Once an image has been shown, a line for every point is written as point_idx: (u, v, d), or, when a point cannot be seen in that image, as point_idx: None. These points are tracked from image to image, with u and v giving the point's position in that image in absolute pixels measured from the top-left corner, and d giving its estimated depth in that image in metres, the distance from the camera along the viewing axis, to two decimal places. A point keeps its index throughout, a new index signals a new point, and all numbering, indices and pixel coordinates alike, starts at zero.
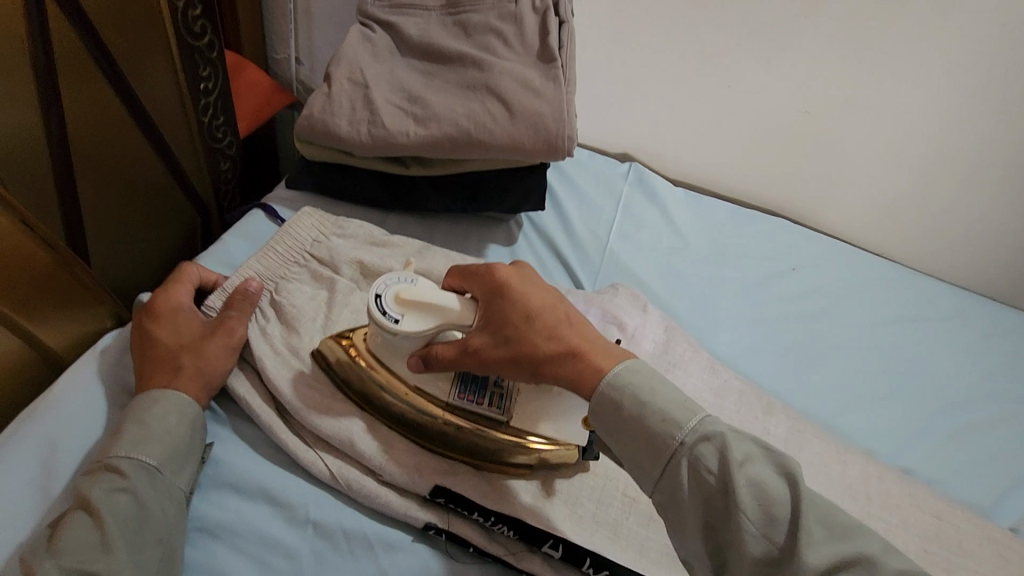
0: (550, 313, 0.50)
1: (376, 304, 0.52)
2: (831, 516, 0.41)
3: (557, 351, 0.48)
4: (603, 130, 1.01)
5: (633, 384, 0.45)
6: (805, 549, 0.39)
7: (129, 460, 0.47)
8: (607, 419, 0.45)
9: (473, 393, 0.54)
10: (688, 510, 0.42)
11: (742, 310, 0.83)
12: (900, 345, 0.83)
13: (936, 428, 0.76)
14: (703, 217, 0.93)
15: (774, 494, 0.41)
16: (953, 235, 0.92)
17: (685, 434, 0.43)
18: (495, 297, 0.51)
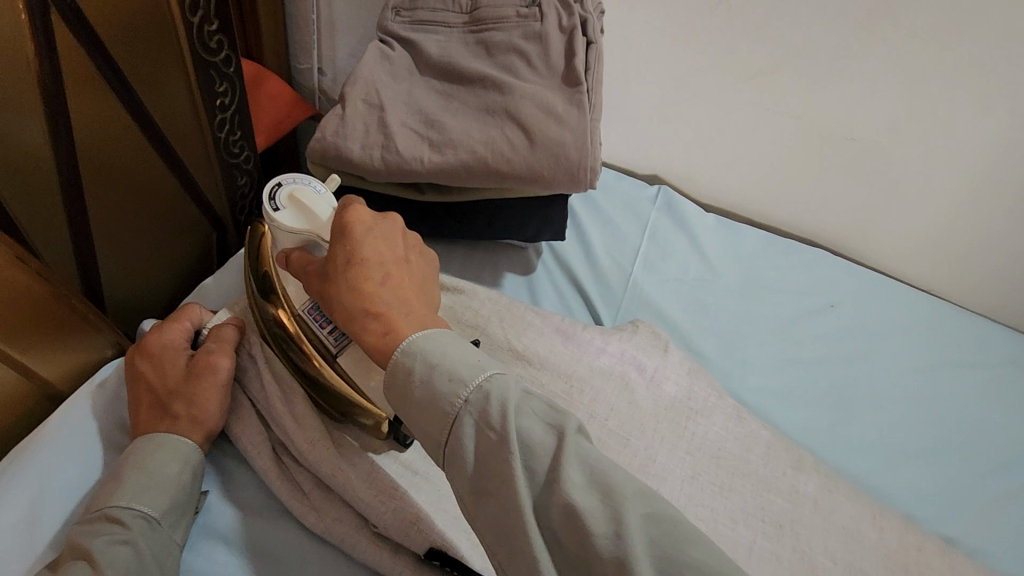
0: (367, 271, 0.49)
1: (273, 190, 0.57)
2: (600, 466, 0.39)
3: (357, 308, 0.47)
4: (631, 150, 0.96)
5: (420, 350, 0.44)
6: (566, 491, 0.38)
7: (131, 509, 0.45)
8: (399, 381, 0.44)
9: (322, 317, 0.55)
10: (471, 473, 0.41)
11: (774, 350, 0.78)
12: (946, 395, 0.77)
13: (982, 491, 0.69)
14: (734, 247, 0.88)
15: (536, 446, 0.40)
16: (1009, 273, 0.85)
17: (467, 394, 0.42)
18: (339, 237, 0.50)
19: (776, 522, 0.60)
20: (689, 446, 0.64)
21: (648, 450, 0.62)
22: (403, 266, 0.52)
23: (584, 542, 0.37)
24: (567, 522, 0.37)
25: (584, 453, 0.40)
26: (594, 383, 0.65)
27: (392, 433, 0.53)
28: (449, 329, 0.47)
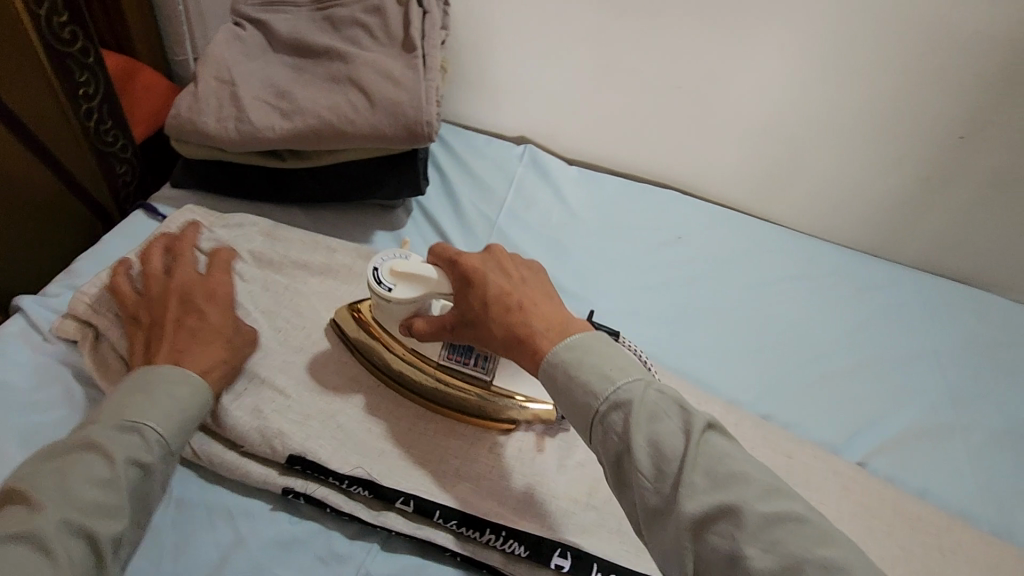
0: (500, 303, 0.52)
1: (375, 274, 0.60)
2: (724, 469, 0.43)
3: (511, 340, 0.52)
4: (499, 115, 1.04)
5: (564, 361, 0.48)
6: (686, 500, 0.42)
7: (148, 421, 0.49)
8: (551, 390, 0.50)
9: (462, 355, 0.61)
10: (607, 468, 0.46)
11: (627, 277, 0.88)
12: (776, 302, 0.89)
13: (802, 377, 0.81)
14: (592, 193, 0.97)
15: (669, 450, 0.43)
16: (832, 197, 0.98)
17: (600, 403, 0.46)
18: (466, 285, 0.54)
19: None
20: None
21: None
22: (526, 285, 0.54)
23: (707, 542, 0.42)
24: (687, 526, 0.42)
25: (715, 457, 0.44)
26: None
27: (557, 417, 0.61)
28: (594, 331, 0.50)
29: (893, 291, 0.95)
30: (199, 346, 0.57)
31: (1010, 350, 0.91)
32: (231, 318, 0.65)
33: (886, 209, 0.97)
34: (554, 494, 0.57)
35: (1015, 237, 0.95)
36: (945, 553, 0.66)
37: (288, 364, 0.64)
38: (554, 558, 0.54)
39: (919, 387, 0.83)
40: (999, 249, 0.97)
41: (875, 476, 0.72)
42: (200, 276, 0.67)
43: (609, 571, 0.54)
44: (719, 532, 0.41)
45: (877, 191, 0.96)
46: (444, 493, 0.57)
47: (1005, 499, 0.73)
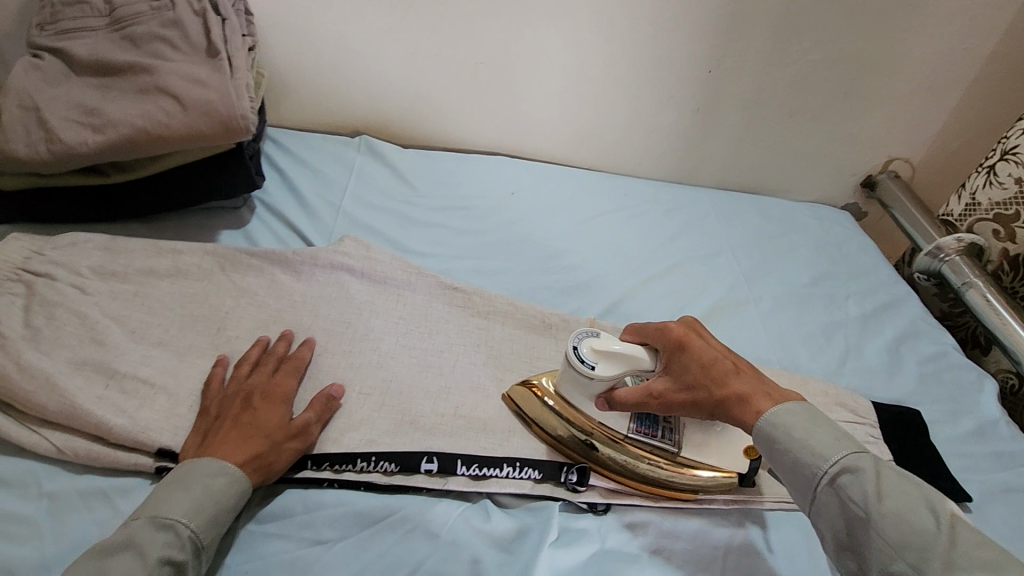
0: (722, 370, 0.60)
1: (577, 354, 0.64)
2: (977, 552, 0.46)
3: (733, 399, 0.59)
4: (332, 114, 1.11)
5: (783, 424, 0.56)
6: (943, 574, 0.46)
7: (179, 517, 0.52)
8: (765, 450, 0.57)
9: (647, 426, 0.66)
10: (838, 532, 0.52)
11: (469, 233, 0.98)
12: (599, 230, 1.04)
13: (627, 284, 0.95)
14: (430, 168, 1.08)
15: (911, 522, 0.48)
16: (632, 138, 1.15)
17: (829, 466, 0.53)
18: (684, 354, 0.61)
19: (472, 344, 0.78)
20: (401, 312, 0.80)
21: (366, 324, 0.77)
22: (738, 364, 0.61)
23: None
24: None
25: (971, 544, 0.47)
26: (314, 291, 0.79)
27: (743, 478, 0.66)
28: (811, 403, 0.58)
29: (695, 207, 1.14)
30: (228, 438, 0.59)
31: (788, 236, 1.13)
32: (80, 327, 0.67)
33: (677, 140, 1.16)
34: (422, 413, 0.69)
35: (778, 147, 1.18)
36: None
37: (147, 356, 0.67)
38: (422, 465, 0.64)
39: (721, 276, 1.01)
40: (766, 160, 1.20)
41: None
42: (37, 292, 0.68)
43: (471, 462, 0.64)
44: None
45: (665, 127, 1.14)
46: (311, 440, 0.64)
47: (791, 344, 0.92)
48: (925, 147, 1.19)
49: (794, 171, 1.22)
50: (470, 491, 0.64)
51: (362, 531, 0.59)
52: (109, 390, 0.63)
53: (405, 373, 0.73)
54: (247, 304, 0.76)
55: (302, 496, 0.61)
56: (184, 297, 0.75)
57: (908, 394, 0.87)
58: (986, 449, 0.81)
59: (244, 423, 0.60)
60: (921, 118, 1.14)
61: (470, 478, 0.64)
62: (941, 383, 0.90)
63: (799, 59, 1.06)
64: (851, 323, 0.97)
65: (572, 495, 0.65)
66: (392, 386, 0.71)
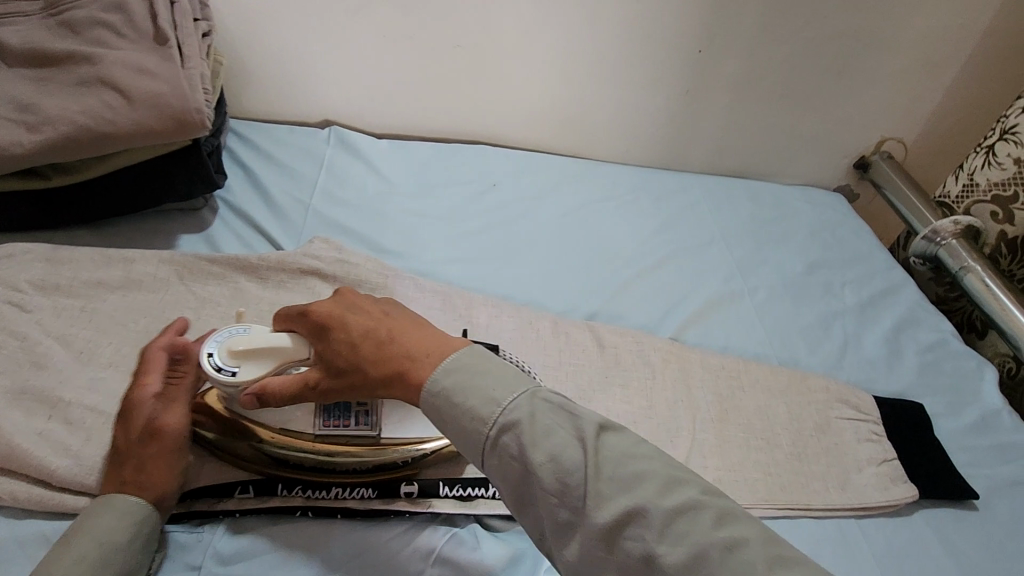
0: (376, 341, 0.53)
1: (209, 360, 0.56)
2: (631, 467, 0.44)
3: (392, 373, 0.51)
4: (299, 103, 1.04)
5: (444, 389, 0.48)
6: (600, 506, 0.42)
7: (57, 572, 0.46)
8: (433, 419, 0.49)
9: (339, 416, 0.58)
10: (507, 491, 0.45)
11: (447, 229, 0.92)
12: (585, 222, 0.99)
13: (617, 278, 0.91)
14: (407, 161, 1.02)
15: (565, 462, 0.43)
16: (617, 122, 1.10)
17: (490, 427, 0.46)
18: (324, 332, 0.54)
19: None
20: None
21: None
22: (392, 334, 0.54)
23: (620, 545, 0.41)
24: (597, 537, 0.41)
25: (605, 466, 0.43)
26: (282, 299, 0.74)
27: None
28: (477, 350, 0.50)
29: (686, 195, 1.09)
30: (112, 467, 0.53)
31: (781, 223, 1.09)
32: (20, 351, 0.61)
33: (665, 124, 1.11)
34: None
35: (769, 129, 1.14)
36: (746, 389, 0.78)
37: (96, 380, 0.61)
38: (402, 487, 0.58)
39: (714, 267, 0.96)
40: (757, 143, 1.16)
41: (687, 346, 0.82)
42: None
43: (454, 482, 0.59)
44: (631, 536, 0.41)
45: (652, 111, 1.09)
46: None
47: (789, 337, 0.88)
48: (920, 126, 1.15)
49: (786, 153, 1.18)
50: (457, 514, 0.59)
51: (340, 569, 0.54)
52: (53, 422, 0.57)
53: None
54: (209, 316, 0.70)
55: (274, 531, 0.56)
56: (137, 310, 0.68)
57: (908, 385, 0.84)
58: (989, 443, 0.79)
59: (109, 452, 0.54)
60: (916, 96, 1.11)
61: (456, 500, 0.59)
62: (941, 373, 0.87)
63: (792, 36, 1.01)
64: (848, 312, 0.94)
65: None
66: None
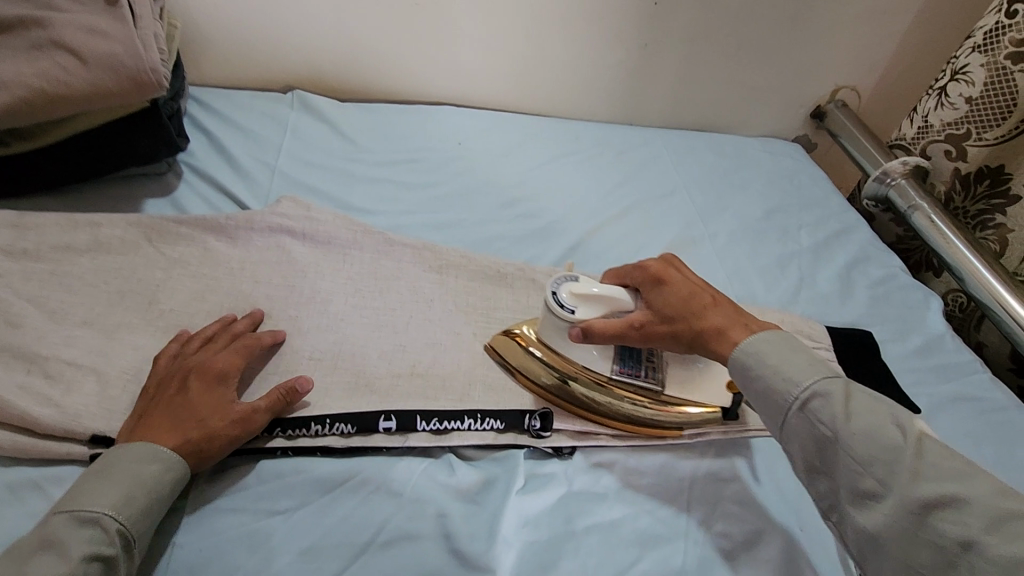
0: (702, 300, 0.59)
1: (555, 298, 0.62)
2: (930, 467, 0.46)
3: (708, 331, 0.58)
4: (260, 68, 1.03)
5: (758, 351, 0.55)
6: (907, 486, 0.45)
7: (104, 509, 0.48)
8: (738, 378, 0.56)
9: (631, 365, 0.65)
10: (807, 456, 0.51)
11: (415, 187, 0.94)
12: (551, 176, 1.01)
13: (583, 227, 0.93)
14: (372, 123, 1.02)
15: (887, 439, 0.47)
16: (579, 78, 1.12)
17: (800, 392, 0.52)
18: (658, 287, 0.61)
19: (427, 299, 0.76)
20: (349, 272, 0.76)
21: (312, 287, 0.73)
22: (715, 297, 0.60)
23: (930, 528, 0.44)
24: (912, 509, 0.44)
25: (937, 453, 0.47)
26: (254, 257, 0.75)
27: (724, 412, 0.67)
28: (784, 333, 0.56)
29: (648, 148, 1.12)
30: (162, 412, 0.56)
31: (741, 172, 1.12)
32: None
33: (626, 78, 1.13)
34: (377, 374, 0.67)
35: (728, 80, 1.16)
36: None
37: (70, 338, 0.62)
38: (380, 423, 0.62)
39: (677, 215, 0.99)
40: (716, 95, 1.18)
41: None
42: None
43: (431, 417, 0.63)
44: (946, 520, 0.43)
45: (613, 65, 1.11)
46: None
47: (748, 277, 0.92)
48: (871, 74, 1.19)
49: (746, 105, 1.21)
50: (433, 447, 0.63)
51: (320, 498, 0.57)
52: (30, 377, 0.58)
53: (356, 334, 0.70)
54: (181, 274, 0.71)
55: (254, 469, 0.58)
56: (108, 272, 0.69)
57: (859, 317, 0.89)
58: (932, 364, 0.84)
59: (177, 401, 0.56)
60: (867, 44, 1.14)
61: (433, 433, 0.63)
62: (889, 304, 0.92)
63: None
64: (803, 253, 0.98)
65: (536, 441, 0.64)
66: (342, 349, 0.68)
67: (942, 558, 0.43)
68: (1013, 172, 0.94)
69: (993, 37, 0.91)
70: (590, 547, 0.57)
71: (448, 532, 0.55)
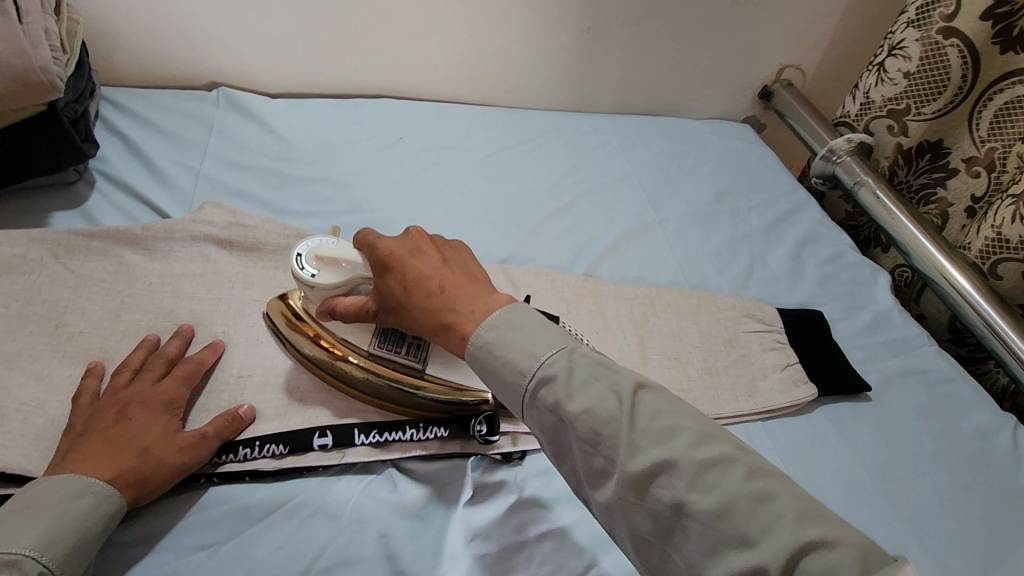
0: (421, 287, 0.55)
1: (298, 261, 0.62)
2: (653, 425, 0.45)
3: (436, 324, 0.54)
4: (180, 65, 0.97)
5: (488, 341, 0.51)
6: (627, 458, 0.44)
7: (27, 549, 0.43)
8: (478, 371, 0.52)
9: (392, 342, 0.62)
10: (546, 439, 0.49)
11: (352, 186, 0.89)
12: (496, 168, 0.98)
13: (531, 220, 0.91)
14: (305, 119, 0.97)
15: (604, 417, 0.45)
16: (522, 65, 1.08)
17: (529, 381, 0.48)
18: (384, 272, 0.57)
19: None
20: (281, 280, 0.72)
21: (240, 298, 0.69)
22: (446, 265, 0.57)
23: (651, 495, 0.43)
24: (630, 484, 0.43)
25: (656, 403, 0.46)
26: (175, 268, 0.70)
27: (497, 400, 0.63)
28: (526, 309, 0.52)
29: (597, 135, 1.10)
30: (96, 445, 0.51)
31: (690, 156, 1.11)
32: None
33: (571, 64, 1.10)
34: (312, 388, 0.63)
35: (674, 63, 1.15)
36: (659, 314, 0.80)
37: None
38: (315, 441, 0.58)
39: (626, 203, 0.98)
40: (662, 79, 1.17)
41: (601, 280, 0.84)
42: None
43: (369, 429, 0.60)
44: (660, 485, 0.42)
45: (557, 51, 1.07)
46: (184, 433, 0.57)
47: (699, 262, 0.91)
48: (814, 52, 1.19)
49: (694, 87, 1.20)
50: (373, 462, 0.59)
51: (251, 529, 0.53)
52: None
53: (290, 346, 0.66)
54: (92, 292, 0.66)
55: (175, 502, 0.54)
56: (7, 294, 0.63)
57: (809, 296, 0.89)
58: (880, 340, 0.85)
59: (112, 431, 0.52)
60: (808, 22, 1.14)
61: (372, 447, 0.59)
62: (838, 282, 0.93)
63: None
64: (753, 235, 0.98)
65: (485, 448, 0.61)
66: (275, 363, 0.64)
67: (660, 523, 0.43)
68: (951, 145, 0.94)
69: (925, 13, 0.92)
70: (542, 556, 0.55)
71: (390, 553, 0.52)
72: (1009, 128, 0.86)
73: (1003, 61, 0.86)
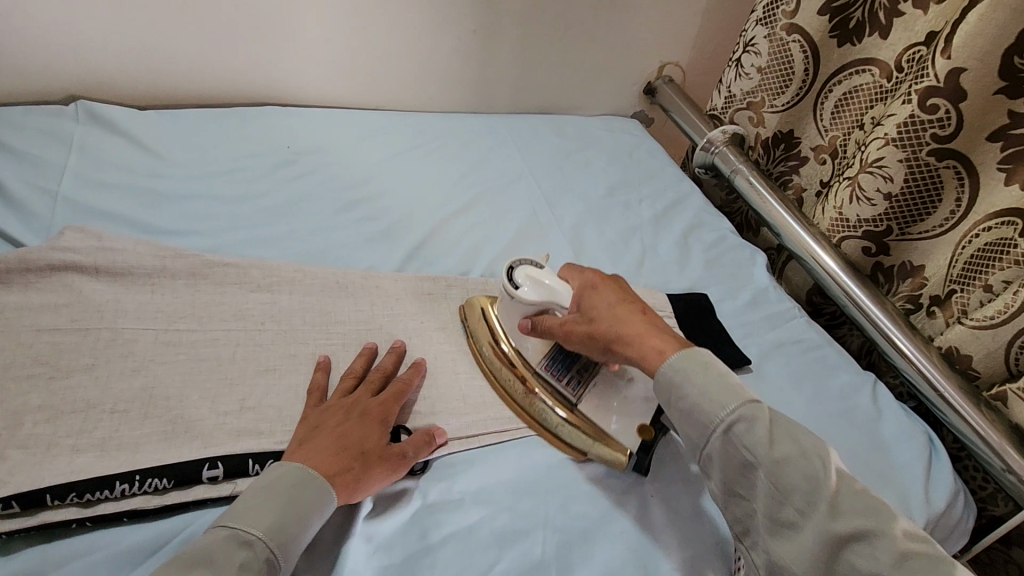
0: (622, 313, 0.64)
1: (512, 274, 0.69)
2: (847, 497, 0.49)
3: (639, 340, 0.62)
4: (29, 76, 0.88)
5: (683, 376, 0.58)
6: (828, 519, 0.48)
7: (259, 531, 0.49)
8: (664, 399, 0.59)
9: (559, 369, 0.69)
10: (727, 477, 0.54)
11: (237, 201, 0.85)
12: (391, 173, 0.97)
13: (430, 224, 0.91)
14: (181, 132, 0.92)
15: (807, 475, 0.50)
16: (412, 68, 1.08)
17: (727, 415, 0.54)
18: (607, 286, 0.67)
19: (256, 322, 0.69)
20: (159, 303, 0.68)
21: (111, 326, 0.64)
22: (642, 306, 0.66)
23: (845, 561, 0.48)
24: (828, 541, 0.48)
25: (858, 500, 0.50)
26: (32, 301, 0.64)
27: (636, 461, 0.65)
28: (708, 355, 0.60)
29: (493, 136, 1.11)
30: (322, 443, 0.56)
31: (584, 153, 1.15)
32: None
33: (461, 65, 1.11)
34: (198, 416, 0.60)
35: (562, 62, 1.19)
36: None
37: None
38: (205, 473, 0.56)
39: (524, 202, 1.00)
40: (553, 78, 1.21)
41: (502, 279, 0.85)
42: None
43: (265, 460, 0.58)
44: (858, 554, 0.47)
45: (446, 53, 1.08)
46: (49, 474, 0.52)
47: (596, 255, 0.95)
48: (691, 49, 1.27)
49: (583, 85, 1.25)
50: None
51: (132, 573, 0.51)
52: None
53: (170, 373, 0.62)
54: None
55: (45, 552, 0.51)
56: None
57: (697, 280, 0.96)
58: (760, 316, 0.92)
59: (341, 426, 0.58)
60: (683, 21, 1.21)
61: None
62: (721, 264, 1.00)
63: None
64: (644, 226, 1.03)
65: None
66: (154, 393, 0.60)
67: None
68: (799, 134, 1.05)
69: (770, 12, 1.01)
70: (447, 558, 0.56)
71: None
72: (844, 116, 0.96)
73: (840, 54, 0.95)
